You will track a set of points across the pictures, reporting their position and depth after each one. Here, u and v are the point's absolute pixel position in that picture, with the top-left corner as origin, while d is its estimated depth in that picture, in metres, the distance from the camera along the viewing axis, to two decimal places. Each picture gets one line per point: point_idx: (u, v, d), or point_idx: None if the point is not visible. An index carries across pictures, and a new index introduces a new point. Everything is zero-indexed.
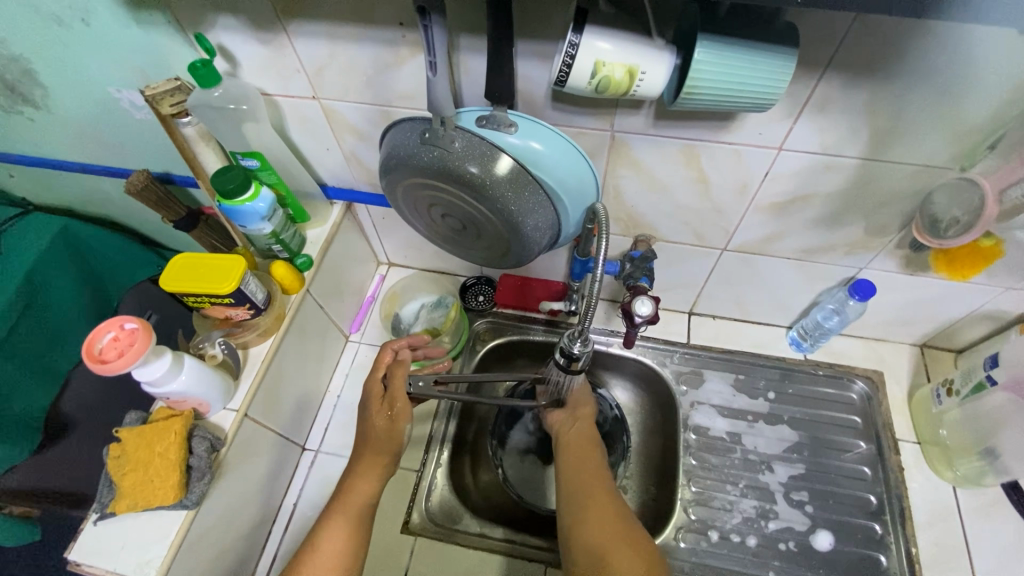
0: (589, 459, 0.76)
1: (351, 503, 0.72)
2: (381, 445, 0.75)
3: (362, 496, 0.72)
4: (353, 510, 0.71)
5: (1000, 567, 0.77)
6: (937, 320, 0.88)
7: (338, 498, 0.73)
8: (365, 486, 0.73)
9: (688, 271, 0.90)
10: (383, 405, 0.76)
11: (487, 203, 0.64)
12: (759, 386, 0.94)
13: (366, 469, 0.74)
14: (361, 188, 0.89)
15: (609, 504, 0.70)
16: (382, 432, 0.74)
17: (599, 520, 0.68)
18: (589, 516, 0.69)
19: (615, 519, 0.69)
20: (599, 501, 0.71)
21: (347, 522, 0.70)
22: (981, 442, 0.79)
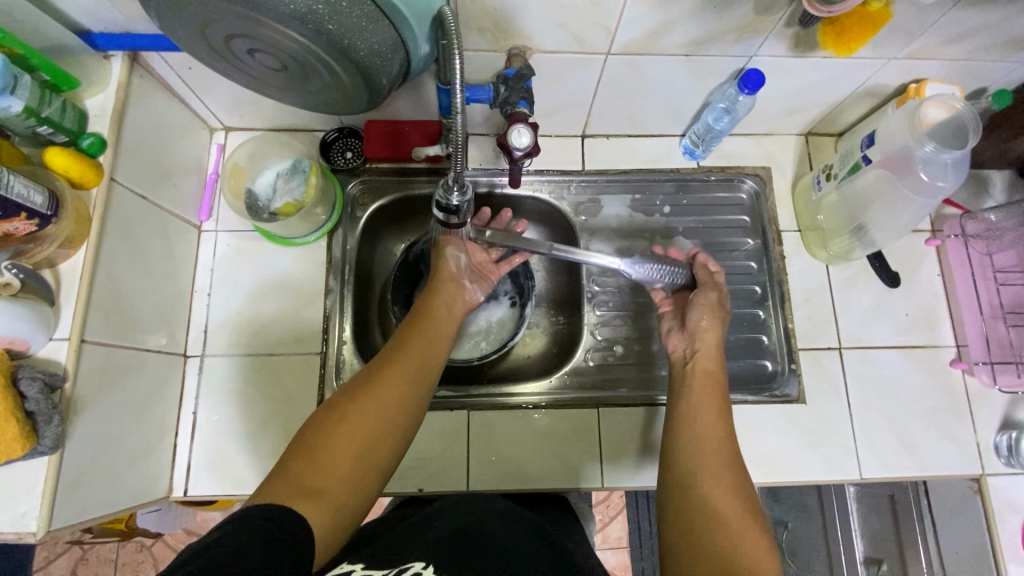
0: (708, 394, 0.67)
1: (416, 358, 0.63)
2: (442, 324, 0.70)
3: (432, 364, 0.65)
4: (421, 370, 0.63)
5: (859, 325, 0.88)
6: (822, 105, 0.86)
7: (412, 338, 0.66)
8: (433, 359, 0.65)
9: (573, 87, 0.79)
10: (447, 278, 0.75)
11: (298, 25, 0.50)
12: (655, 203, 0.92)
13: (433, 341, 0.67)
14: (139, 29, 0.66)
15: (729, 470, 0.60)
16: (444, 306, 0.72)
17: (716, 473, 0.59)
18: (707, 466, 0.60)
19: (732, 471, 0.60)
20: (719, 451, 0.62)
21: (422, 361, 0.64)
22: (852, 220, 0.83)
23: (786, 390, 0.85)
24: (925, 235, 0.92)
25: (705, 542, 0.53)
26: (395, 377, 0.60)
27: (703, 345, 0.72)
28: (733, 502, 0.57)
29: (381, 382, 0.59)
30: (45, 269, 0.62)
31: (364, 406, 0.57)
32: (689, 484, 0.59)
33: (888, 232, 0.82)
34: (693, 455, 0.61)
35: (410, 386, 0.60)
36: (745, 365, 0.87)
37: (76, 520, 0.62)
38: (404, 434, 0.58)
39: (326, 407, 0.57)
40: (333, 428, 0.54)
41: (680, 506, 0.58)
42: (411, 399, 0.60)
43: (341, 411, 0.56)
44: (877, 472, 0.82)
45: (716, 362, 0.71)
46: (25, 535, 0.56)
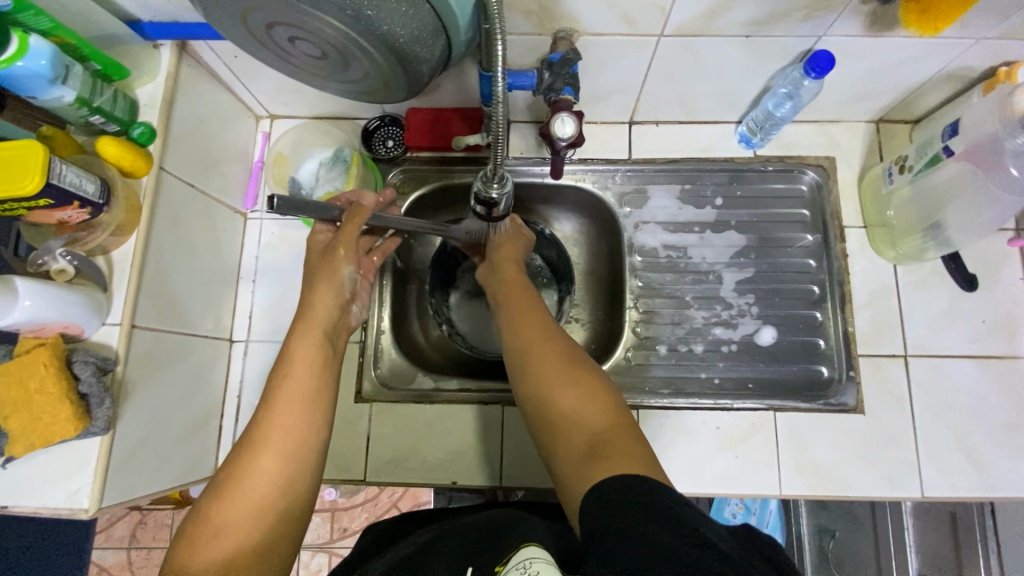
0: (525, 302, 0.69)
1: (288, 415, 0.57)
2: (317, 357, 0.63)
3: (307, 406, 0.59)
4: (295, 431, 0.57)
5: (929, 331, 0.81)
6: (899, 89, 0.78)
7: (276, 385, 0.59)
8: (311, 407, 0.59)
9: (620, 72, 0.75)
10: (320, 306, 0.67)
11: (335, 11, 0.49)
12: (706, 194, 0.87)
13: (305, 383, 0.60)
14: (186, 18, 0.66)
15: (569, 373, 0.58)
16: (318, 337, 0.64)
17: (551, 370, 0.58)
18: (542, 366, 0.59)
19: (564, 361, 0.59)
20: (548, 345, 0.61)
21: (294, 413, 0.57)
22: (928, 218, 0.75)
23: (842, 399, 0.79)
24: (1008, 235, 0.83)
25: (570, 431, 0.53)
26: (263, 459, 0.54)
27: (501, 260, 0.76)
28: (578, 387, 0.56)
29: (246, 471, 0.53)
30: (99, 256, 0.64)
31: (230, 507, 0.51)
32: (531, 391, 0.58)
33: (968, 231, 0.75)
34: (526, 363, 0.61)
35: (280, 461, 0.54)
36: (799, 369, 0.81)
37: (126, 498, 0.64)
38: (293, 507, 0.54)
39: (190, 521, 0.51)
40: (201, 547, 0.49)
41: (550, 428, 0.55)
42: (282, 471, 0.54)
43: (208, 528, 0.50)
44: (940, 491, 0.76)
45: (515, 269, 0.75)
46: (78, 511, 0.59)
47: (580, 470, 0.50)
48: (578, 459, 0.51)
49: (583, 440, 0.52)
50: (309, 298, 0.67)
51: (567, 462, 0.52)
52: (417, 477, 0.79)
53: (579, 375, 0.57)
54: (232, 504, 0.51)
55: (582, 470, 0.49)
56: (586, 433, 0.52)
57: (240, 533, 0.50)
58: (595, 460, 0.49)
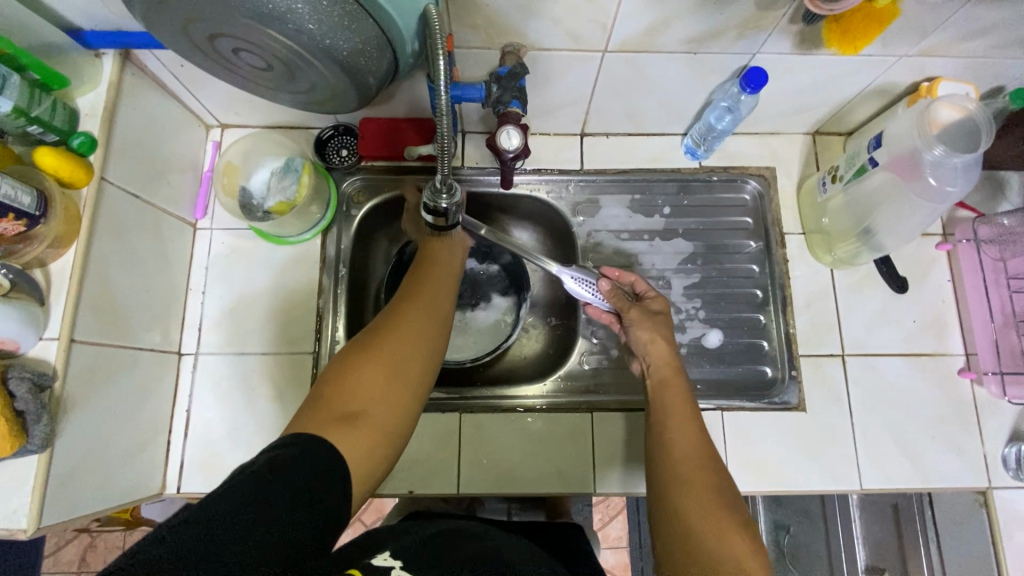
0: (682, 415, 0.63)
1: (430, 296, 0.64)
2: (453, 264, 0.70)
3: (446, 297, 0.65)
4: (433, 309, 0.63)
5: (864, 332, 0.85)
6: (830, 104, 0.83)
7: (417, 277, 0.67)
8: (444, 294, 0.65)
9: (569, 86, 0.78)
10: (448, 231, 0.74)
11: (277, 24, 0.49)
12: (656, 203, 0.90)
13: (443, 286, 0.66)
14: (128, 26, 0.66)
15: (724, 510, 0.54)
16: (451, 251, 0.72)
17: (699, 499, 0.55)
18: (693, 491, 0.55)
19: (716, 481, 0.56)
20: (703, 472, 0.57)
21: (433, 293, 0.64)
22: (859, 224, 0.80)
23: (786, 398, 0.83)
24: (936, 240, 0.89)
25: (699, 574, 0.50)
26: (411, 316, 0.60)
27: (653, 355, 0.69)
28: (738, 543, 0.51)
29: (401, 321, 0.59)
30: (36, 269, 0.62)
31: (385, 340, 0.57)
32: (675, 498, 0.56)
33: (897, 238, 0.79)
34: (673, 475, 0.58)
35: (423, 325, 0.60)
36: (744, 370, 0.85)
37: (67, 517, 0.62)
38: (427, 372, 0.58)
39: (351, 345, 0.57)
40: (359, 362, 0.54)
41: (678, 555, 0.52)
42: (426, 337, 0.59)
43: (365, 346, 0.56)
44: (878, 483, 0.80)
45: (675, 367, 0.68)
46: (16, 531, 0.57)
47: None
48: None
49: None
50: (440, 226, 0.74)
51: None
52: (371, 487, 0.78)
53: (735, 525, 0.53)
54: (388, 339, 0.57)
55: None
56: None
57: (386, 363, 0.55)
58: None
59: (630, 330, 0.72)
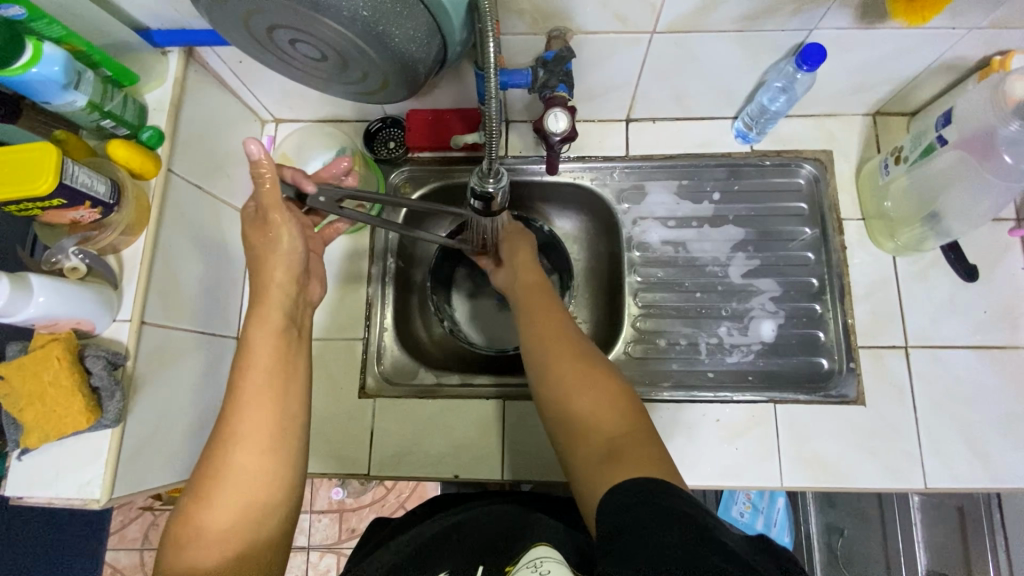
0: (537, 299, 0.70)
1: (263, 415, 0.56)
2: (291, 343, 0.62)
3: (280, 400, 0.58)
4: (263, 424, 0.56)
5: (930, 322, 0.81)
6: (892, 82, 0.79)
7: (237, 379, 0.58)
8: (281, 392, 0.58)
9: (614, 69, 0.76)
10: (279, 287, 0.62)
11: (331, 13, 0.51)
12: (705, 189, 0.88)
13: (280, 379, 0.59)
14: (192, 24, 0.69)
15: (584, 371, 0.59)
16: (280, 329, 0.61)
17: (565, 373, 0.59)
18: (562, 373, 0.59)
19: (579, 359, 0.61)
20: (562, 348, 0.62)
21: (265, 405, 0.57)
22: (924, 207, 0.76)
23: (842, 391, 0.79)
24: (1009, 225, 0.83)
25: (591, 442, 0.54)
26: (241, 457, 0.54)
27: (519, 262, 0.76)
28: (606, 399, 0.56)
29: (226, 475, 0.53)
30: (110, 255, 0.66)
31: (213, 513, 0.52)
32: (551, 395, 0.59)
33: (967, 221, 0.74)
34: (543, 364, 0.62)
35: (258, 461, 0.55)
36: (799, 361, 0.81)
37: (136, 489, 0.66)
38: (279, 511, 0.55)
39: (176, 521, 0.52)
40: (196, 545, 0.51)
41: (571, 425, 0.57)
42: (264, 471, 0.55)
43: (189, 533, 0.51)
44: (944, 482, 0.76)
45: (535, 270, 0.75)
46: (90, 501, 0.61)
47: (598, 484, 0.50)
48: (592, 462, 0.52)
49: (600, 445, 0.53)
50: (265, 283, 0.62)
51: (581, 469, 0.53)
52: (418, 471, 0.80)
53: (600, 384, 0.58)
54: (218, 509, 0.52)
55: (595, 470, 0.51)
56: (600, 436, 0.54)
57: (228, 531, 0.52)
58: (609, 467, 0.50)
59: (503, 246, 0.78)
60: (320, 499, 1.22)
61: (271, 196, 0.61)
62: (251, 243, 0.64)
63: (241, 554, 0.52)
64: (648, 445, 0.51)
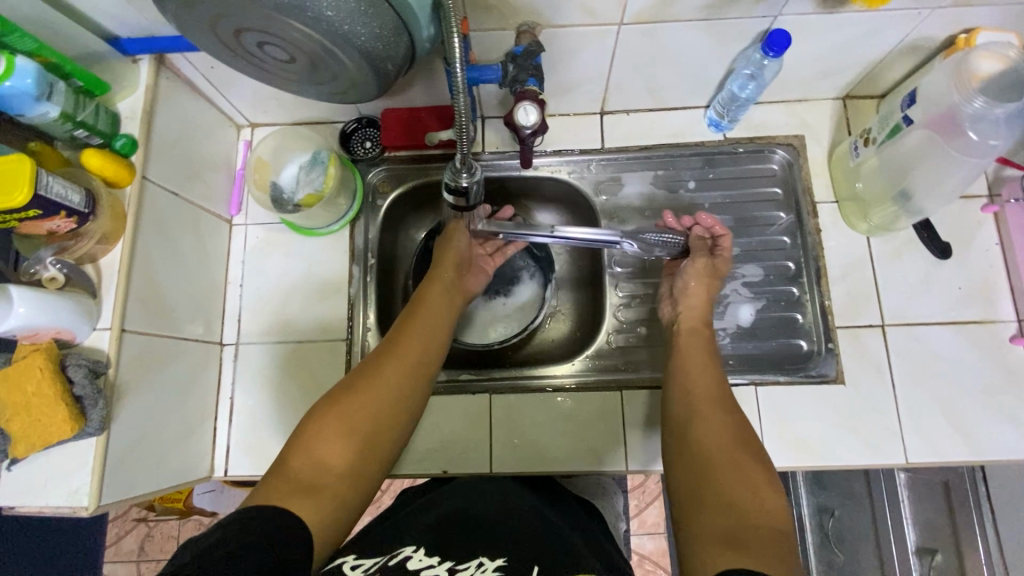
0: (693, 351, 0.72)
1: (411, 356, 0.67)
2: (441, 320, 0.73)
3: (426, 361, 0.68)
4: (412, 368, 0.66)
5: (905, 300, 0.82)
6: (859, 65, 0.80)
7: (400, 331, 0.69)
8: (427, 352, 0.69)
9: (586, 62, 0.77)
10: (440, 281, 0.76)
11: (296, 14, 0.51)
12: (681, 177, 0.89)
13: (428, 342, 0.69)
14: (161, 31, 0.69)
15: (741, 443, 0.60)
16: (443, 297, 0.75)
17: (715, 433, 0.61)
18: (711, 432, 0.61)
19: (737, 428, 0.62)
20: (718, 408, 0.64)
21: (417, 355, 0.67)
22: (894, 186, 0.77)
23: (823, 370, 0.80)
24: (981, 202, 0.85)
25: (718, 503, 0.54)
26: (389, 371, 0.64)
27: (689, 300, 0.77)
28: (755, 478, 0.56)
29: (376, 379, 0.63)
30: (88, 264, 0.66)
31: (357, 406, 0.60)
32: (689, 448, 0.61)
33: (937, 199, 0.76)
34: (690, 411, 0.65)
35: (398, 383, 0.64)
36: (779, 344, 0.83)
37: (125, 496, 0.66)
38: (396, 440, 0.63)
39: (326, 401, 0.61)
40: (333, 421, 0.59)
41: (700, 472, 0.58)
42: (399, 393, 0.64)
43: (335, 412, 0.59)
44: (926, 456, 0.77)
45: (703, 318, 0.76)
46: (79, 509, 0.61)
47: (708, 548, 0.50)
48: (712, 536, 0.51)
49: (725, 522, 0.52)
50: (434, 271, 0.77)
51: (699, 536, 0.52)
52: (406, 469, 0.80)
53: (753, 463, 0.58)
54: (358, 404, 0.61)
55: (712, 544, 0.51)
56: (731, 510, 0.53)
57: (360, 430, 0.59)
58: (729, 549, 0.49)
59: (685, 272, 0.79)
60: None
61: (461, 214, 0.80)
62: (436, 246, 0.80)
63: (358, 453, 0.58)
64: (784, 548, 0.50)
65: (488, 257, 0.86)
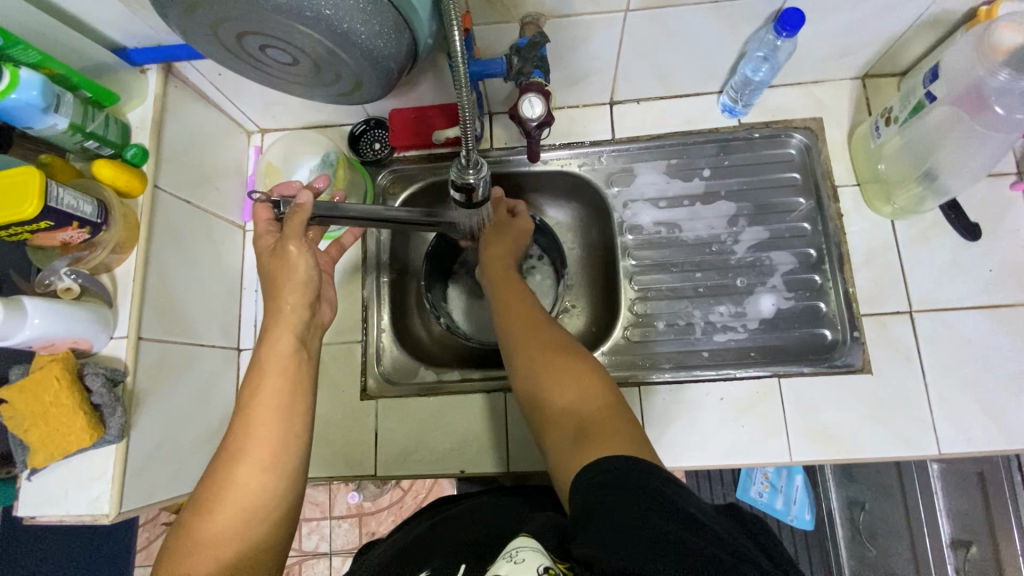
0: (517, 291, 0.71)
1: (266, 431, 0.55)
2: (294, 373, 0.59)
3: (290, 424, 0.56)
4: (272, 439, 0.55)
5: (934, 285, 0.79)
6: (878, 42, 0.77)
7: (245, 397, 0.57)
8: (290, 413, 0.57)
9: (592, 52, 0.76)
10: (290, 314, 0.62)
11: (294, 15, 0.51)
12: (696, 166, 0.87)
13: (287, 394, 0.57)
14: (166, 40, 0.70)
15: (559, 356, 0.59)
16: (294, 340, 0.61)
17: (539, 359, 0.60)
18: (532, 362, 0.60)
19: (557, 346, 0.61)
20: (539, 335, 0.63)
21: (273, 418, 0.55)
22: (919, 166, 0.74)
23: (848, 360, 0.78)
24: (1011, 179, 0.81)
25: (566, 417, 0.54)
26: (242, 476, 0.52)
27: (495, 254, 0.77)
28: (572, 382, 0.56)
29: (227, 487, 0.51)
30: (103, 274, 0.67)
31: (215, 521, 0.50)
32: (523, 383, 0.60)
33: (964, 178, 0.73)
34: (518, 348, 0.63)
35: (261, 477, 0.53)
36: (802, 334, 0.80)
37: (147, 502, 0.67)
38: (279, 527, 0.53)
39: (174, 536, 0.50)
40: (189, 553, 0.48)
41: (541, 407, 0.57)
42: (271, 490, 0.53)
43: (187, 546, 0.49)
44: (958, 447, 0.74)
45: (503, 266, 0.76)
46: (100, 516, 0.62)
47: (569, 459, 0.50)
48: (566, 443, 0.52)
49: (570, 426, 0.53)
50: (278, 305, 0.62)
51: (557, 457, 0.52)
52: (423, 470, 0.80)
53: (570, 368, 0.57)
54: (215, 519, 0.50)
55: (570, 453, 0.50)
56: (570, 418, 0.54)
57: (223, 544, 0.49)
58: (579, 444, 0.50)
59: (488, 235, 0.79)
60: (338, 505, 1.21)
61: (291, 226, 0.64)
62: (267, 270, 0.65)
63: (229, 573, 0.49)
64: (621, 427, 0.50)
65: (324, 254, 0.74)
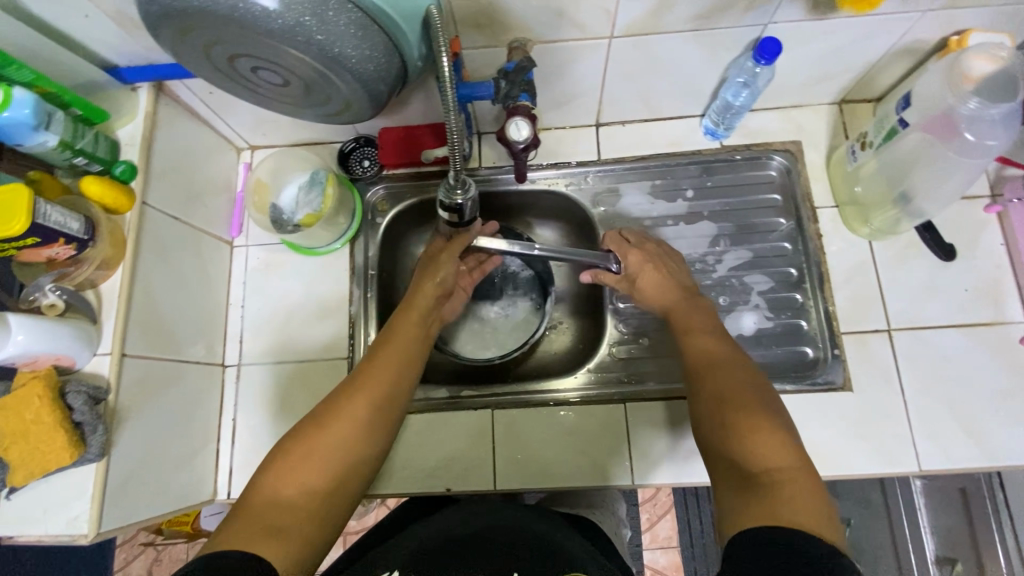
0: (698, 324, 0.67)
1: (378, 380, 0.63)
2: (414, 341, 0.69)
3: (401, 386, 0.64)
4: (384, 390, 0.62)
5: (911, 304, 0.81)
6: (854, 70, 0.80)
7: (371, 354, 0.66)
8: (401, 373, 0.65)
9: (578, 76, 0.78)
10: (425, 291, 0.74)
11: (286, 39, 0.52)
12: (679, 186, 0.89)
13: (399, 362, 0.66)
14: (159, 58, 0.71)
15: (747, 383, 0.57)
16: (420, 318, 0.71)
17: (725, 382, 0.58)
18: (717, 382, 0.58)
19: (749, 377, 0.59)
20: (724, 359, 0.61)
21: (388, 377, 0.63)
22: (894, 189, 0.76)
23: (830, 377, 0.79)
24: (984, 202, 0.84)
25: (744, 441, 0.52)
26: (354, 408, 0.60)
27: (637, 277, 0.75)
28: (757, 431, 0.52)
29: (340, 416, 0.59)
30: (88, 290, 0.67)
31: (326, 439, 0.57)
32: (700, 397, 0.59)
33: (938, 201, 0.75)
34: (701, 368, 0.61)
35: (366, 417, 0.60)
36: (785, 352, 0.81)
37: (127, 522, 0.66)
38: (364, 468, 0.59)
39: (286, 442, 0.57)
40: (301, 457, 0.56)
41: (716, 430, 0.55)
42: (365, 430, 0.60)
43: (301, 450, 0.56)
44: (938, 464, 0.75)
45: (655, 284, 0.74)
46: (78, 536, 0.61)
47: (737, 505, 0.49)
48: (735, 478, 0.51)
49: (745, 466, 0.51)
50: (418, 282, 0.74)
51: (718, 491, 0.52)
52: (409, 488, 0.79)
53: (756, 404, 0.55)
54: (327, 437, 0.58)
55: (732, 497, 0.50)
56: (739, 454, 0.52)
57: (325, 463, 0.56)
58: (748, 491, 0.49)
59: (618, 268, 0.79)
60: None
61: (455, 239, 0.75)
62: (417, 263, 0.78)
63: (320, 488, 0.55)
64: (812, 493, 0.47)
65: (468, 274, 0.83)
